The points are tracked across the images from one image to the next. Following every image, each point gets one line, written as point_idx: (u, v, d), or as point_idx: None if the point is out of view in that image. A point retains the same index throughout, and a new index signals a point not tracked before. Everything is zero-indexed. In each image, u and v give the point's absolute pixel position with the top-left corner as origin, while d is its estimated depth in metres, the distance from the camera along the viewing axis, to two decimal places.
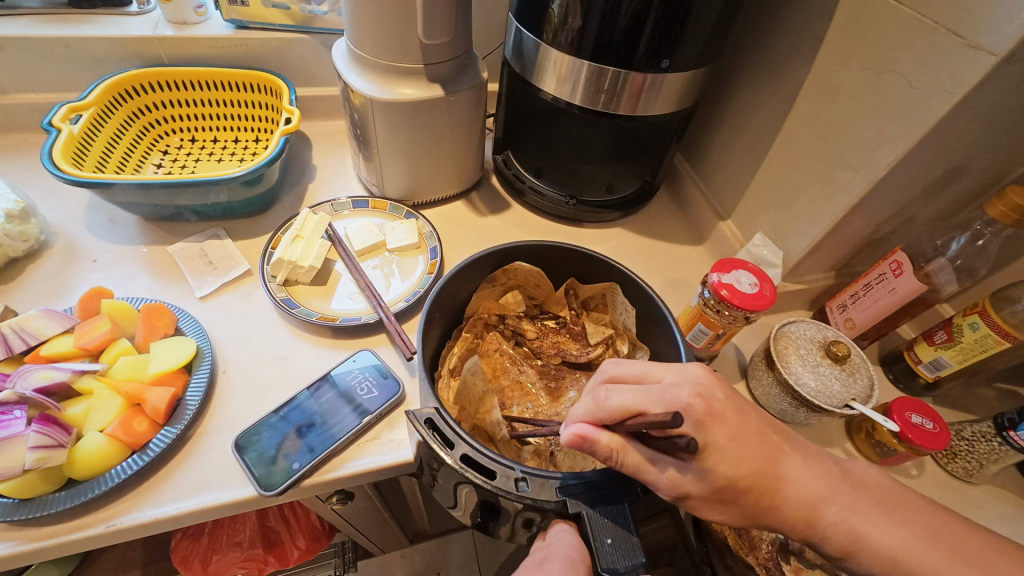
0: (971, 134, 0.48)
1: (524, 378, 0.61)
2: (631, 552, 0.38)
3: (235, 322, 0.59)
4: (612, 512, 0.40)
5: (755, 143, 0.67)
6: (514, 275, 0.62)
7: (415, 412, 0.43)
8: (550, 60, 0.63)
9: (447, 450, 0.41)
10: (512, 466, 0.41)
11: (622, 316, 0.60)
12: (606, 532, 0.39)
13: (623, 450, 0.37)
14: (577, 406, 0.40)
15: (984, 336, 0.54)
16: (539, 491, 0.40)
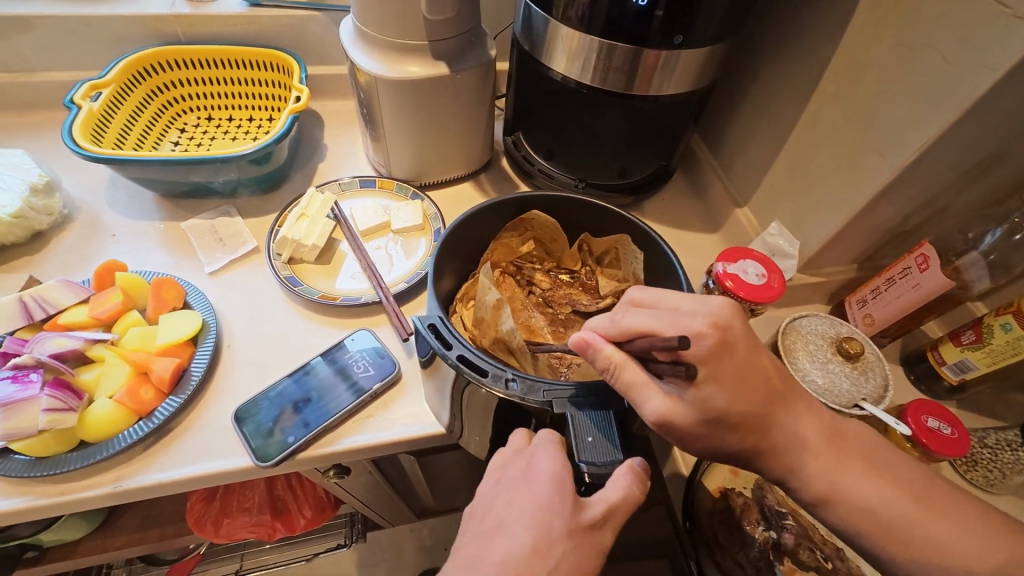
0: (1014, 117, 0.44)
1: (534, 322, 0.58)
2: (611, 451, 0.35)
3: (240, 299, 0.61)
4: (596, 414, 0.37)
5: (777, 125, 0.63)
6: (529, 224, 0.60)
7: (420, 318, 0.42)
8: (560, 37, 0.60)
9: (443, 351, 0.40)
10: (503, 367, 0.40)
11: (632, 266, 0.57)
12: (587, 429, 0.36)
13: (621, 367, 0.37)
14: (592, 319, 0.41)
15: (1017, 338, 0.50)
16: (527, 391, 0.38)
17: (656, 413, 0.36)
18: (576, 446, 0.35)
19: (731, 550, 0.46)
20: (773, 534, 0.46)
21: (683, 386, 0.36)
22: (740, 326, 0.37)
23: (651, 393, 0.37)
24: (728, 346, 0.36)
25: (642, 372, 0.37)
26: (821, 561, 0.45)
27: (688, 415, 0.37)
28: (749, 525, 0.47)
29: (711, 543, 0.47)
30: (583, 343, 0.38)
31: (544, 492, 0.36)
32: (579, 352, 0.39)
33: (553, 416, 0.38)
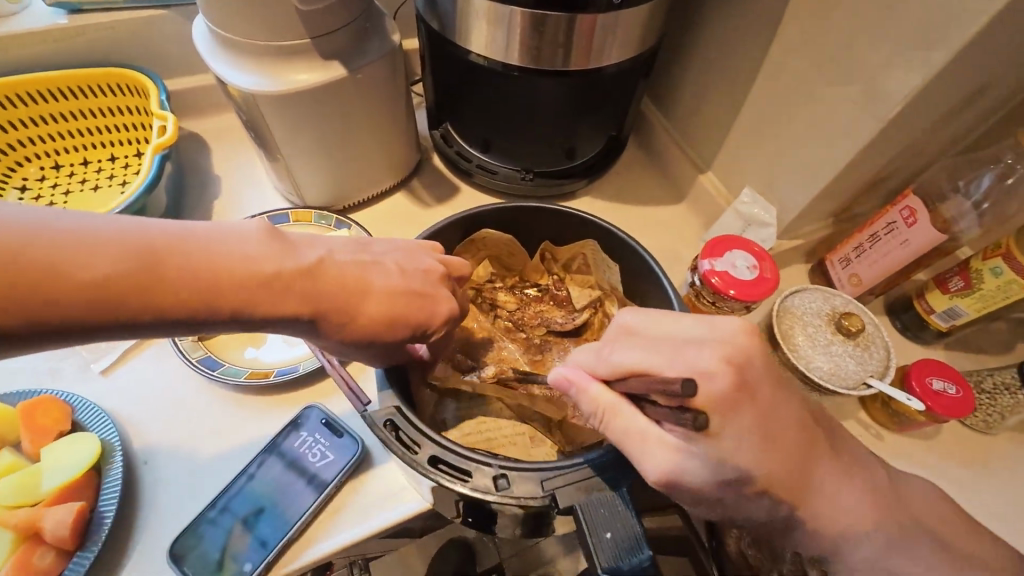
0: (1002, 48, 0.39)
1: (507, 355, 0.51)
2: (634, 545, 0.29)
3: (148, 399, 0.49)
4: (609, 499, 0.31)
5: (735, 78, 0.56)
6: (482, 243, 0.51)
7: (372, 414, 0.34)
8: (475, 10, 0.49)
9: (411, 455, 0.33)
10: (487, 461, 0.32)
11: (605, 275, 0.51)
12: (604, 524, 0.30)
13: (611, 413, 0.33)
14: (581, 353, 0.36)
15: (1009, 282, 0.47)
16: (523, 491, 0.31)
17: (655, 469, 0.31)
18: (595, 545, 0.29)
19: None
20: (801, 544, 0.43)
21: (690, 436, 0.30)
22: (757, 361, 0.32)
23: (649, 445, 0.31)
24: (744, 384, 0.30)
25: (637, 418, 0.32)
26: None
27: (698, 470, 0.31)
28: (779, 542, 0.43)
29: None
30: (564, 381, 0.35)
31: (402, 307, 0.36)
32: (564, 393, 0.35)
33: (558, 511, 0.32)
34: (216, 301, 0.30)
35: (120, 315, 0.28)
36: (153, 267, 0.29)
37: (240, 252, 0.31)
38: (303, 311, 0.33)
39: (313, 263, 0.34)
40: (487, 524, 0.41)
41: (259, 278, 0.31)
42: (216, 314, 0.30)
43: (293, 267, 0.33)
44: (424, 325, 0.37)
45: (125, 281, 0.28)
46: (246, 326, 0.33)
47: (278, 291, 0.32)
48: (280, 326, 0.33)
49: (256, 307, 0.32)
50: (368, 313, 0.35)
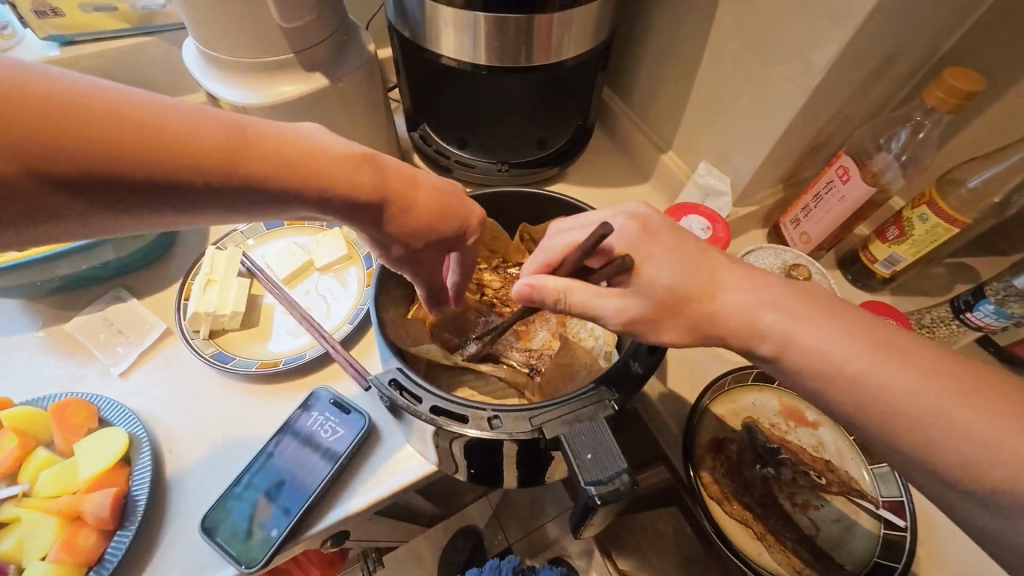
0: (900, 20, 0.45)
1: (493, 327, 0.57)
2: (611, 463, 0.34)
3: (167, 395, 0.53)
4: (588, 428, 0.35)
5: (683, 64, 0.62)
6: None
7: (377, 377, 0.38)
8: (441, 18, 0.54)
9: (415, 407, 0.37)
10: (482, 406, 0.37)
11: None
12: (585, 446, 0.34)
13: (569, 292, 0.39)
14: (527, 267, 0.43)
15: (934, 226, 0.53)
16: (514, 427, 0.36)
17: (615, 314, 0.39)
18: (578, 466, 0.34)
19: (739, 496, 0.49)
20: (770, 470, 0.50)
21: (624, 281, 0.40)
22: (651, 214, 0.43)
23: (603, 300, 0.39)
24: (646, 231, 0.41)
25: (589, 285, 0.39)
26: (816, 480, 0.49)
27: (642, 305, 0.39)
28: (747, 469, 0.50)
29: (719, 496, 0.49)
30: (526, 288, 0.39)
31: (449, 207, 0.42)
32: (527, 300, 0.40)
33: (546, 443, 0.36)
34: (302, 172, 0.34)
35: (220, 180, 0.30)
36: (242, 135, 0.32)
37: (313, 139, 0.36)
38: (370, 181, 0.37)
39: (395, 215, 0.39)
40: (488, 474, 0.45)
41: (329, 152, 0.35)
42: (300, 179, 0.34)
43: (368, 176, 0.37)
44: (461, 209, 0.43)
45: (216, 140, 0.30)
46: (326, 205, 0.36)
47: (358, 184, 0.36)
48: (351, 208, 0.37)
49: (334, 175, 0.35)
50: (424, 206, 0.40)
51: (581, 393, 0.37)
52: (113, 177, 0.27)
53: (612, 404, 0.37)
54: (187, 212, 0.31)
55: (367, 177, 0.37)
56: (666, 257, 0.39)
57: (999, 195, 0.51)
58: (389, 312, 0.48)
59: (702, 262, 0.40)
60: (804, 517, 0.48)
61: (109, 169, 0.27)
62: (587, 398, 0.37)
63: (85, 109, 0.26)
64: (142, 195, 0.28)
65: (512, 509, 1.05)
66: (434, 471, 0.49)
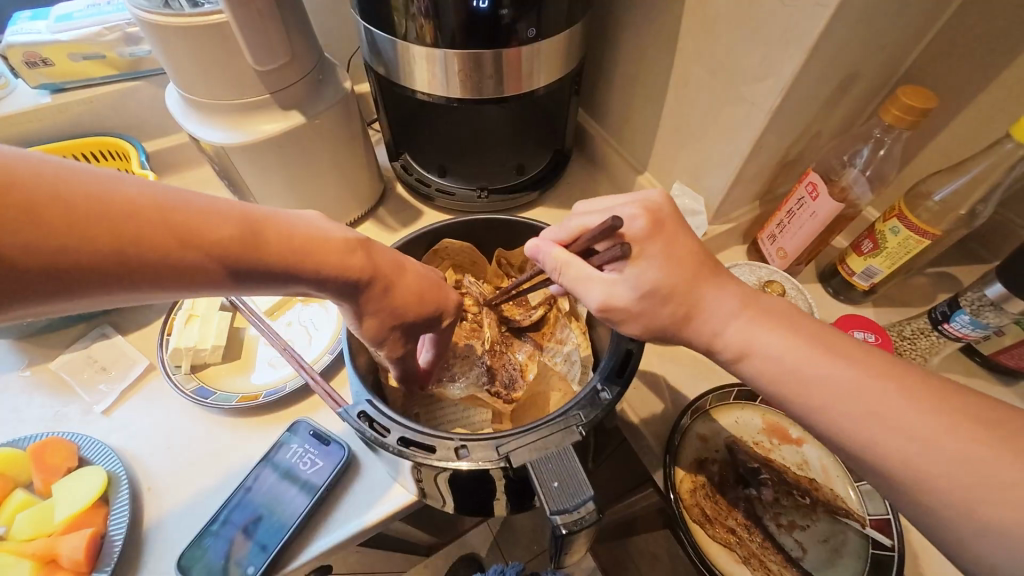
0: (852, 43, 0.46)
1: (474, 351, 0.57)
2: (577, 491, 0.34)
3: (148, 431, 0.53)
4: (555, 454, 0.35)
5: (653, 88, 0.63)
6: (444, 254, 0.57)
7: (346, 409, 0.38)
8: (413, 57, 0.56)
9: (383, 439, 0.37)
10: (450, 435, 0.37)
11: None
12: (551, 474, 0.34)
13: (565, 266, 0.41)
14: (547, 231, 0.45)
15: (906, 238, 0.53)
16: (481, 456, 0.36)
17: (599, 299, 0.40)
18: (545, 494, 0.34)
19: (721, 518, 0.48)
20: (753, 491, 0.49)
21: (621, 267, 0.40)
22: (669, 209, 0.41)
23: (592, 283, 0.41)
24: (660, 224, 0.40)
25: (585, 265, 0.41)
26: (801, 499, 0.48)
27: (628, 295, 0.40)
28: (730, 490, 0.49)
29: (701, 518, 0.48)
30: (532, 247, 0.43)
31: (429, 289, 0.44)
32: (532, 258, 0.44)
33: (514, 472, 0.36)
34: (296, 262, 0.35)
35: (213, 266, 0.31)
36: (245, 232, 0.32)
37: (312, 228, 0.37)
38: (362, 268, 0.38)
39: (381, 298, 0.40)
40: (465, 503, 0.45)
41: (325, 242, 0.36)
42: (295, 266, 0.35)
43: (361, 264, 0.38)
44: (442, 293, 0.45)
45: (215, 230, 0.31)
46: (316, 287, 0.37)
47: (350, 273, 0.37)
48: (340, 291, 0.38)
49: (327, 264, 0.36)
50: (408, 290, 0.41)
51: (548, 420, 0.37)
52: (107, 270, 0.27)
53: (579, 430, 0.37)
54: (177, 293, 0.31)
55: (360, 264, 0.38)
56: (664, 265, 0.39)
57: (965, 207, 0.52)
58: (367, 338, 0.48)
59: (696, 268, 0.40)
60: (790, 539, 0.47)
61: (101, 264, 0.27)
62: (554, 424, 0.37)
63: (88, 207, 0.26)
64: (131, 283, 0.28)
65: (513, 537, 1.04)
66: (414, 501, 0.49)
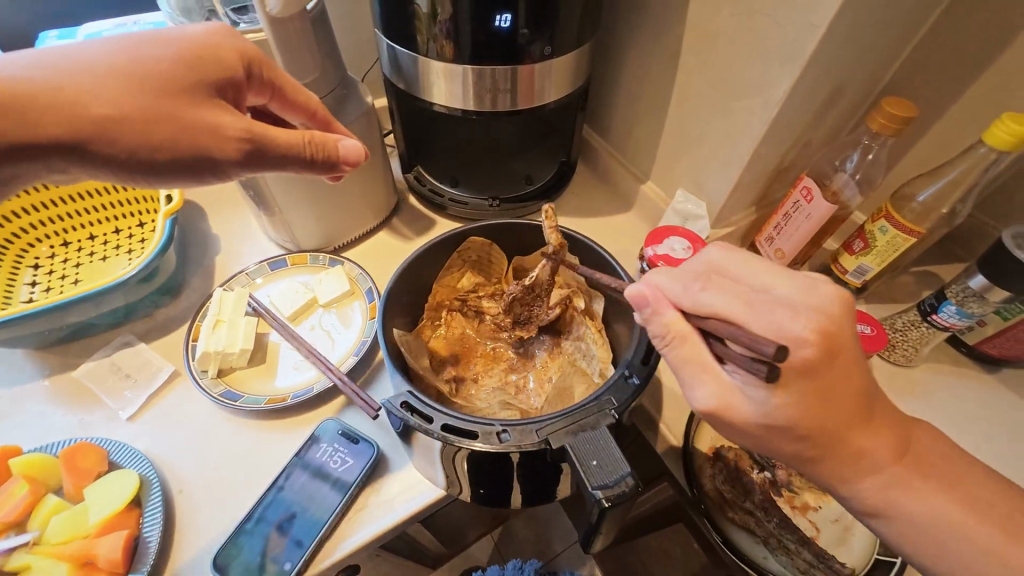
0: (840, 59, 0.51)
1: (495, 350, 0.59)
2: (615, 467, 0.36)
3: (174, 435, 0.54)
4: (592, 435, 0.38)
5: (655, 102, 0.68)
6: (465, 258, 0.59)
7: (389, 399, 0.40)
8: (433, 71, 0.60)
9: (427, 426, 0.39)
10: (490, 421, 0.39)
11: (572, 273, 0.58)
12: (590, 454, 0.36)
13: (681, 339, 0.37)
14: (657, 275, 0.40)
15: (894, 236, 0.57)
16: (521, 439, 0.38)
17: (707, 399, 0.37)
18: (585, 472, 0.36)
19: (739, 501, 0.50)
20: (768, 474, 0.51)
21: (748, 379, 0.35)
22: (845, 332, 0.34)
23: (706, 375, 0.36)
24: (832, 353, 0.34)
25: (703, 350, 0.36)
26: (812, 481, 0.51)
27: (756, 407, 0.36)
28: (745, 475, 0.51)
29: (720, 502, 0.50)
30: (640, 295, 0.38)
31: (221, 54, 0.42)
32: (636, 304, 0.39)
33: (553, 453, 0.38)
34: (91, 105, 0.36)
35: (64, 141, 0.36)
36: (55, 85, 0.36)
37: (84, 63, 0.38)
38: (231, 131, 0.40)
39: (224, 105, 0.42)
40: (495, 493, 0.47)
41: (137, 64, 0.39)
42: (132, 134, 0.37)
43: (132, 74, 0.38)
44: (243, 50, 0.43)
45: (57, 90, 0.36)
46: (210, 174, 0.41)
47: (169, 97, 0.39)
48: (229, 171, 0.42)
49: (189, 123, 0.39)
50: (275, 138, 0.43)
51: (583, 404, 0.39)
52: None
53: (613, 412, 0.39)
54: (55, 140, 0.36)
55: (153, 91, 0.38)
56: (810, 399, 0.34)
57: (946, 206, 0.57)
58: (395, 335, 0.50)
59: (848, 403, 0.35)
60: (804, 519, 0.49)
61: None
62: (589, 408, 0.39)
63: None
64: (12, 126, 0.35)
65: (518, 548, 1.06)
66: (443, 496, 0.50)
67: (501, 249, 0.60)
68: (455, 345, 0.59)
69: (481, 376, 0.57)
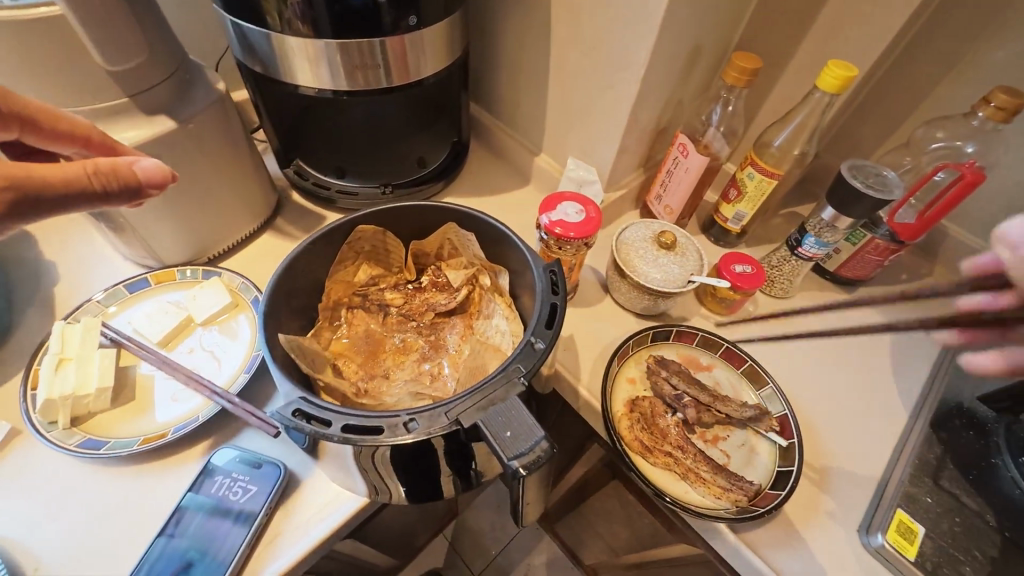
0: (692, 18, 0.54)
1: (405, 341, 0.56)
2: (530, 433, 0.35)
3: (22, 505, 0.45)
4: (504, 406, 0.36)
5: (535, 71, 0.68)
6: (358, 249, 0.55)
7: (278, 410, 0.36)
8: (290, 49, 0.54)
9: (326, 431, 0.36)
10: (396, 412, 0.37)
11: (472, 251, 0.56)
12: (502, 425, 0.35)
13: None
14: None
15: (760, 181, 0.63)
16: (430, 425, 0.36)
17: None
18: (500, 445, 0.35)
19: (659, 445, 0.53)
20: (681, 415, 0.54)
21: None
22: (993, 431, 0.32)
23: None
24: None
25: None
26: (719, 413, 0.55)
27: None
28: (661, 419, 0.54)
29: (642, 449, 0.52)
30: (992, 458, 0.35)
31: None
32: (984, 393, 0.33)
33: (466, 432, 0.37)
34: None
35: None
36: None
37: None
38: None
39: None
40: (420, 487, 0.45)
41: None
42: None
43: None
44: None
45: None
46: None
47: None
48: (3, 222, 0.37)
49: None
50: (43, 179, 0.38)
51: (492, 377, 0.38)
52: None
53: (522, 379, 0.38)
54: None
55: None
56: None
57: (798, 148, 0.63)
58: (284, 340, 0.45)
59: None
60: (717, 449, 0.53)
61: None
62: (499, 380, 0.38)
63: None
64: None
65: (472, 539, 1.05)
66: (366, 503, 0.47)
67: (394, 236, 0.56)
68: (361, 344, 0.55)
69: (393, 370, 0.54)
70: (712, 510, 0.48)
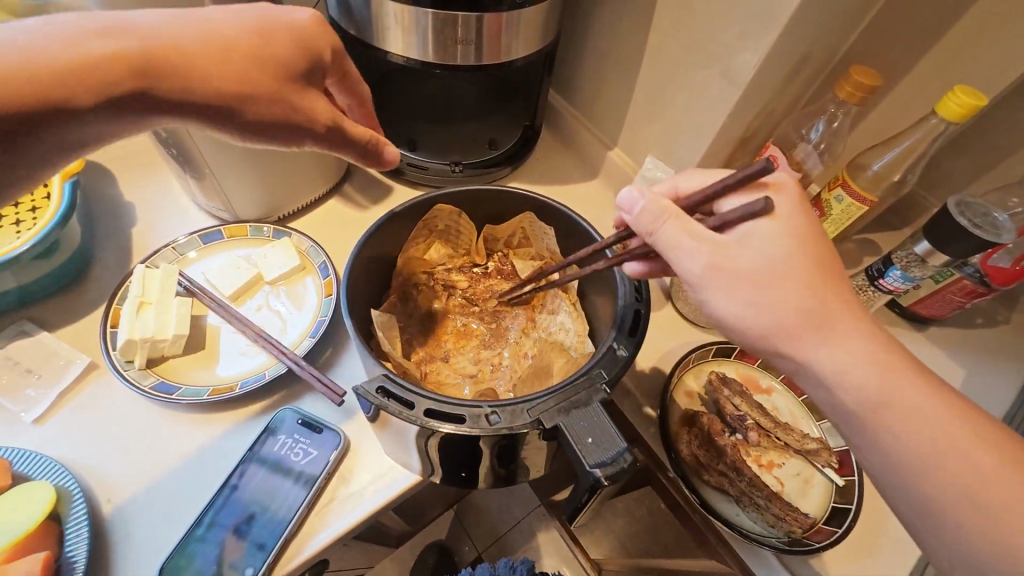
0: (813, 25, 0.51)
1: (467, 325, 0.56)
2: (611, 443, 0.35)
3: (96, 437, 0.46)
4: (586, 411, 0.36)
5: (626, 63, 0.65)
6: (432, 227, 0.55)
7: (363, 386, 0.36)
8: (388, 13, 0.53)
9: (408, 412, 0.36)
10: (478, 403, 0.37)
11: (545, 243, 0.56)
12: (584, 431, 0.35)
13: None
14: None
15: (849, 205, 0.59)
16: (511, 420, 0.36)
17: None
18: (580, 450, 0.35)
19: (713, 463, 0.52)
20: (739, 436, 0.53)
21: None
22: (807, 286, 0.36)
23: None
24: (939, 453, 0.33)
25: None
26: (777, 440, 0.53)
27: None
28: (719, 437, 0.53)
29: (695, 465, 0.51)
30: None
31: (320, 36, 0.41)
32: None
33: (544, 432, 0.36)
34: (163, 68, 0.34)
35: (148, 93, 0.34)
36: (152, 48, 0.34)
37: (201, 21, 0.37)
38: (322, 119, 0.42)
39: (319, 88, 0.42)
40: (476, 476, 0.45)
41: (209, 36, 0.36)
42: (226, 87, 0.37)
43: (174, 42, 0.35)
44: (299, 33, 0.39)
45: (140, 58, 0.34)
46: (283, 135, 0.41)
47: (276, 78, 0.39)
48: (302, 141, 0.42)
49: (262, 94, 0.38)
50: (349, 129, 0.44)
51: (575, 381, 0.37)
52: (97, 81, 0.32)
53: (605, 386, 0.37)
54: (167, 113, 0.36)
55: (246, 60, 0.37)
56: None
57: (896, 175, 0.60)
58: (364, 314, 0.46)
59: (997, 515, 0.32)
60: (771, 476, 0.52)
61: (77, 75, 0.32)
62: (582, 384, 0.37)
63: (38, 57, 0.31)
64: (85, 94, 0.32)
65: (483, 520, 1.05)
66: (419, 482, 0.47)
67: (468, 218, 0.55)
68: (423, 322, 0.55)
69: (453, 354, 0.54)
70: (764, 537, 0.48)
